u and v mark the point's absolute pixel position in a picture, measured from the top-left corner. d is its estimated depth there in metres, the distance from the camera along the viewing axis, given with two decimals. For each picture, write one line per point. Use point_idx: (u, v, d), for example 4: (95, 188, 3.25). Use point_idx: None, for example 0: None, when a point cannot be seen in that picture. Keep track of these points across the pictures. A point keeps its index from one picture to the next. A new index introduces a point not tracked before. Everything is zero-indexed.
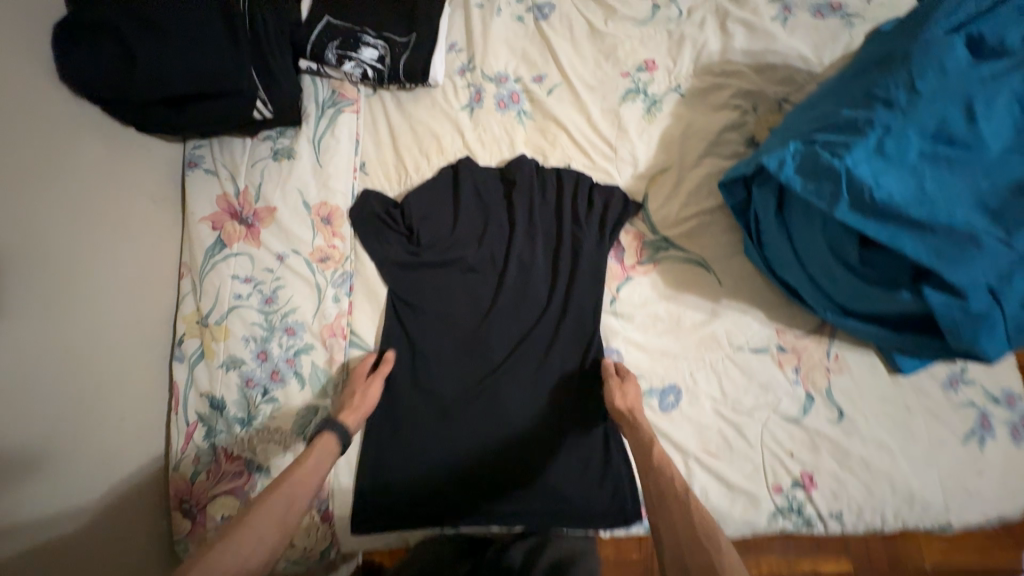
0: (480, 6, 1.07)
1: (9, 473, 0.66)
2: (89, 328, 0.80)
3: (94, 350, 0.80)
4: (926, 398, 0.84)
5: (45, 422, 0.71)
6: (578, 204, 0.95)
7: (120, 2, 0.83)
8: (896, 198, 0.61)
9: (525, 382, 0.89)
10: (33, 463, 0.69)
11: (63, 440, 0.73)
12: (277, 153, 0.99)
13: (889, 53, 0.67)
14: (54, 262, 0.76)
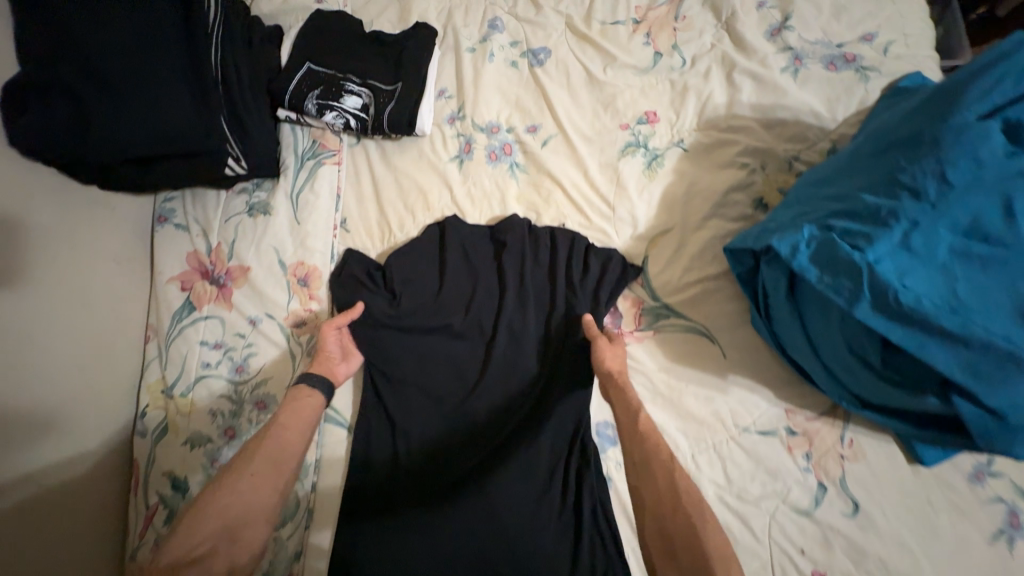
0: (471, 50, 1.01)
1: (22, 431, 0.70)
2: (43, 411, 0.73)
3: (48, 434, 0.73)
4: (949, 492, 0.77)
5: (54, 394, 0.75)
6: (573, 269, 0.88)
7: (64, 44, 0.72)
8: (925, 302, 0.55)
9: (515, 467, 0.80)
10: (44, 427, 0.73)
11: (68, 418, 0.76)
12: (253, 208, 0.93)
13: (915, 132, 0.60)
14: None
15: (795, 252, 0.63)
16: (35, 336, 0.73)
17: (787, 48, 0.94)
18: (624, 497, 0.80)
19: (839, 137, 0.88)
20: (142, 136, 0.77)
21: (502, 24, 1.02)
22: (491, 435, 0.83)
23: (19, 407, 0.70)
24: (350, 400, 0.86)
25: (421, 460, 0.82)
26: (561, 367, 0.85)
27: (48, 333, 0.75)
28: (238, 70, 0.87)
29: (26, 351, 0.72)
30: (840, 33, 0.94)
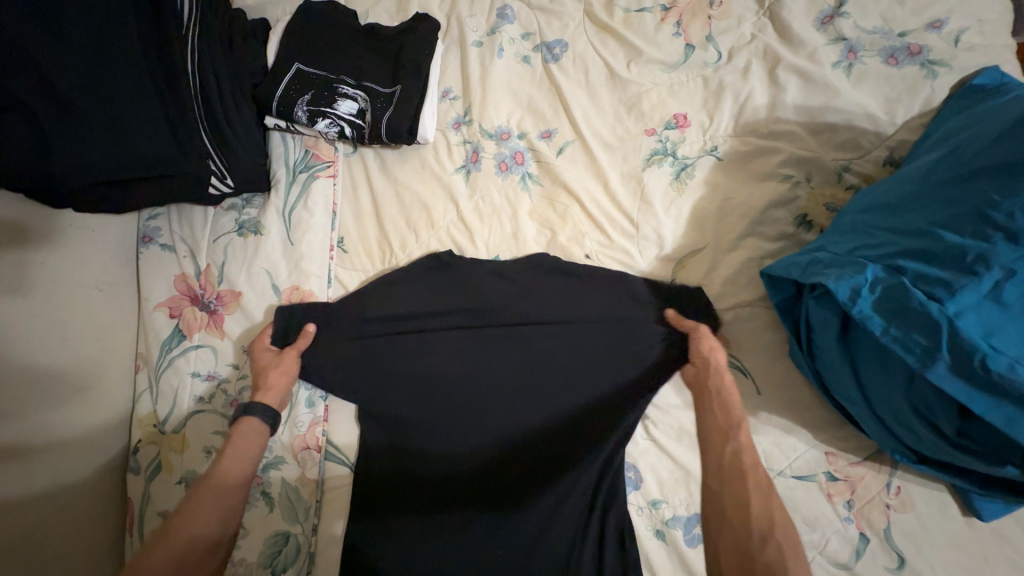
0: (479, 44, 0.90)
1: (58, 390, 0.73)
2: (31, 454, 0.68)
3: (40, 478, 0.69)
4: (1009, 548, 0.69)
5: (85, 360, 0.77)
6: (596, 300, 0.78)
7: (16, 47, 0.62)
8: (1019, 369, 0.46)
9: (529, 521, 0.73)
10: (80, 388, 0.76)
11: (97, 387, 0.79)
12: (242, 226, 0.86)
13: (1012, 156, 0.50)
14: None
15: (856, 296, 0.54)
16: (16, 377, 0.68)
17: (840, 39, 0.82)
18: (646, 544, 0.75)
19: (898, 143, 0.78)
20: (117, 161, 0.70)
21: (512, 13, 0.91)
22: (506, 481, 0.75)
23: (50, 369, 0.72)
24: (351, 437, 0.80)
25: (426, 497, 0.75)
26: (581, 407, 0.77)
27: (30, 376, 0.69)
28: (218, 75, 0.79)
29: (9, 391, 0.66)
30: (903, 19, 0.82)
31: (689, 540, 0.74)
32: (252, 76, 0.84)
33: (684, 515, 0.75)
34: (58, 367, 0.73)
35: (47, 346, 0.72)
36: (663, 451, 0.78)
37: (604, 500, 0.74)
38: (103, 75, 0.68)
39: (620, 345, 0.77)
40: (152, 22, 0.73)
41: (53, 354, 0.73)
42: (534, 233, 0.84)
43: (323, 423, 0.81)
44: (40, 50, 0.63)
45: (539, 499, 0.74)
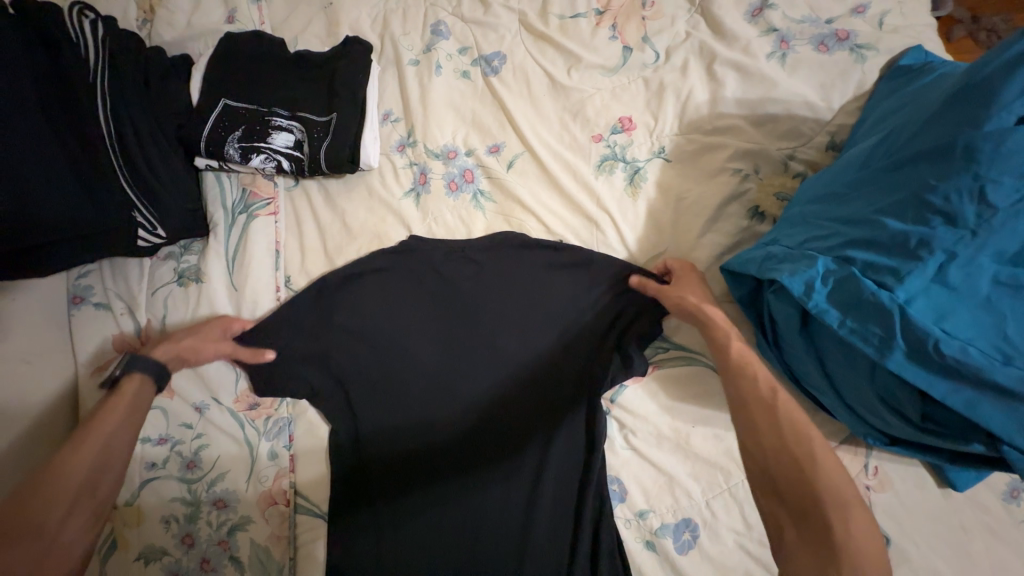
0: (415, 63, 0.87)
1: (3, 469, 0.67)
2: None
3: None
4: (985, 514, 0.72)
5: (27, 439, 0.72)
6: (559, 284, 0.80)
7: None
8: (973, 352, 0.46)
9: (507, 490, 0.77)
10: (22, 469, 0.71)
11: None
12: (183, 275, 0.81)
13: (944, 138, 0.50)
14: None
15: (810, 290, 0.54)
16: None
17: (771, 30, 0.83)
18: (636, 556, 0.75)
19: (839, 128, 0.79)
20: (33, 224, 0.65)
21: (446, 29, 0.89)
22: (482, 523, 0.76)
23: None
24: (322, 486, 0.77)
25: (401, 541, 0.75)
26: (557, 401, 0.79)
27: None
28: (133, 120, 0.73)
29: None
30: (829, 6, 0.83)
31: (679, 546, 0.74)
32: (176, 117, 0.78)
33: (672, 522, 0.75)
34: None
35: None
36: (644, 460, 0.77)
37: (595, 504, 0.76)
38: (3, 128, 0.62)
39: (586, 366, 0.79)
40: (50, 68, 0.68)
41: None
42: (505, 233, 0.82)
43: (290, 473, 0.77)
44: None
45: (522, 514, 0.76)
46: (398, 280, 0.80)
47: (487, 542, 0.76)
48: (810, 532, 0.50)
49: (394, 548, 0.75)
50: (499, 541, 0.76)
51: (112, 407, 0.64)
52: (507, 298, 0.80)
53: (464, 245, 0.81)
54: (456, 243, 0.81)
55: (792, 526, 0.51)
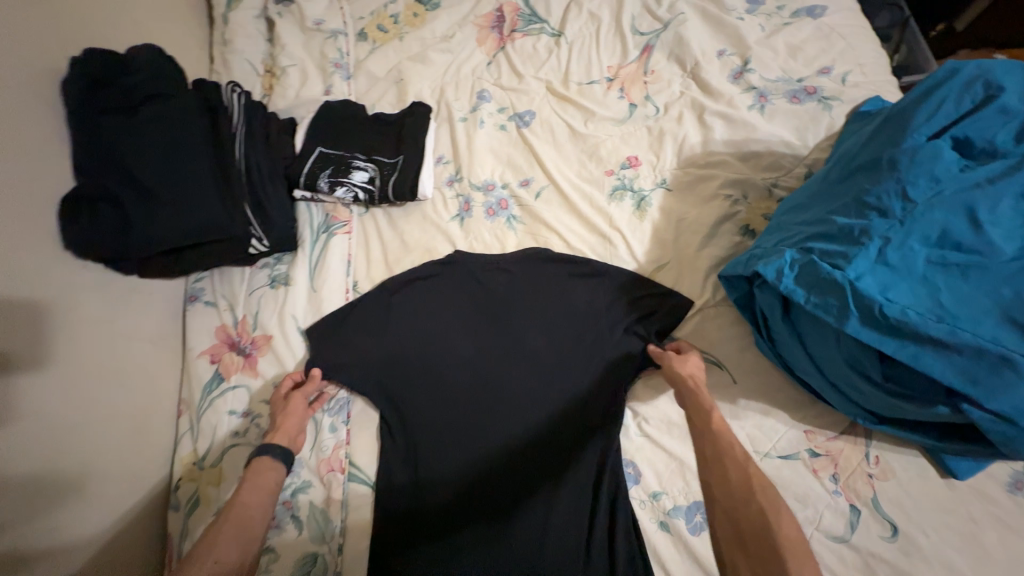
0: (463, 120, 1.11)
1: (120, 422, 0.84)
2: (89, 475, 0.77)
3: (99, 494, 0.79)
4: (991, 505, 0.75)
5: (141, 405, 0.88)
6: (577, 289, 0.95)
7: (141, 156, 0.85)
8: (911, 313, 0.56)
9: (531, 469, 0.87)
10: (137, 430, 0.87)
11: (149, 430, 0.89)
12: (275, 279, 1.01)
13: (875, 155, 0.65)
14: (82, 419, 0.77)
15: (780, 275, 0.65)
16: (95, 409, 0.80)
17: (750, 88, 1.02)
18: (651, 535, 0.81)
19: (814, 161, 0.95)
20: (189, 230, 0.88)
21: (488, 95, 1.13)
22: (511, 510, 0.84)
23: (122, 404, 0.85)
24: (373, 458, 0.89)
25: (440, 526, 0.84)
26: (577, 390, 0.90)
27: (73, 424, 0.76)
28: (258, 162, 0.99)
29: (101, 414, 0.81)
30: (798, 69, 1.03)
31: (691, 527, 0.80)
32: (284, 159, 1.03)
33: (683, 504, 0.82)
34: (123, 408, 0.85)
35: (86, 391, 0.79)
36: (657, 446, 0.86)
37: (611, 484, 0.84)
38: (180, 165, 0.89)
39: (604, 361, 0.90)
40: (211, 127, 0.96)
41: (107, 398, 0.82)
42: (534, 247, 0.99)
43: (346, 445, 0.90)
44: (116, 146, 0.84)
45: (545, 492, 0.85)
46: (445, 287, 0.97)
47: (512, 518, 0.84)
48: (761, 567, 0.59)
49: (430, 515, 0.85)
50: (523, 518, 0.84)
51: (247, 483, 0.76)
52: (533, 300, 0.95)
53: (500, 258, 0.98)
54: (493, 256, 0.99)
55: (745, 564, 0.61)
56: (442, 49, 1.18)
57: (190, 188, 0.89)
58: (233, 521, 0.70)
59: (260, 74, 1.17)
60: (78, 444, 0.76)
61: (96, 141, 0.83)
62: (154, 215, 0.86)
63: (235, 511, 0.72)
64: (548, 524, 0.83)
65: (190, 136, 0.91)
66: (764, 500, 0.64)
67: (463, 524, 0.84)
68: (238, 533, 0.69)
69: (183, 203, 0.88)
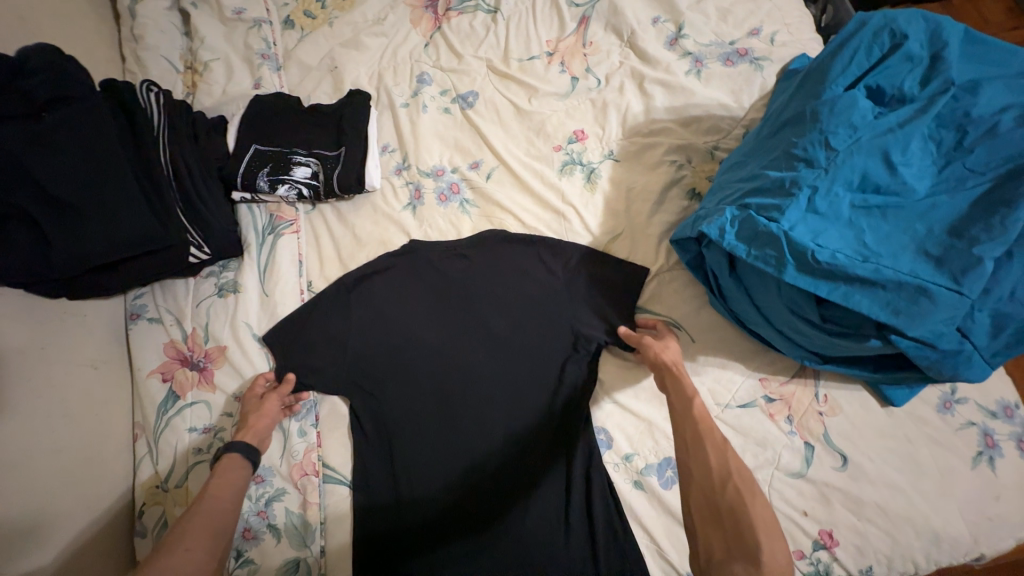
0: (405, 105, 1.08)
1: (70, 453, 0.79)
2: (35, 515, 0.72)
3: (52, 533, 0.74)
4: (925, 425, 0.82)
5: (90, 435, 0.83)
6: (536, 266, 0.95)
7: (51, 164, 0.78)
8: (840, 256, 0.60)
9: (508, 447, 0.88)
10: (90, 459, 0.82)
11: (103, 459, 0.84)
12: (222, 288, 0.96)
13: (800, 109, 0.68)
14: (18, 452, 0.72)
15: (723, 233, 0.67)
16: (33, 444, 0.74)
17: (686, 54, 1.04)
18: (628, 495, 0.84)
19: (750, 121, 0.98)
20: (118, 242, 0.82)
21: (429, 77, 1.10)
22: (492, 493, 0.86)
23: (69, 436, 0.80)
24: (347, 457, 0.88)
25: (424, 522, 0.85)
26: (546, 366, 0.91)
27: (10, 462, 0.71)
28: (188, 165, 0.93)
29: (39, 451, 0.75)
30: (730, 31, 1.05)
31: (663, 482, 0.84)
32: (217, 161, 0.98)
33: (655, 462, 0.85)
34: (69, 438, 0.80)
35: (22, 425, 0.74)
36: (625, 411, 0.89)
37: (586, 451, 0.87)
38: (99, 172, 0.82)
39: (570, 334, 0.91)
40: (130, 131, 0.89)
41: (47, 430, 0.77)
42: (490, 229, 0.98)
43: (317, 448, 0.88)
44: (21, 156, 0.77)
45: (522, 467, 0.87)
46: (403, 279, 0.96)
47: (493, 498, 0.86)
48: (735, 546, 0.59)
49: (411, 507, 0.85)
50: (504, 496, 0.86)
51: (214, 482, 0.74)
52: (494, 282, 0.95)
53: (457, 243, 0.97)
54: (450, 241, 0.97)
55: (720, 546, 0.60)
56: (375, 33, 1.14)
57: (114, 197, 0.82)
58: (202, 513, 0.69)
59: (181, 71, 1.09)
60: (18, 482, 0.71)
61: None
62: (76, 229, 0.79)
63: (205, 503, 0.71)
64: (528, 498, 0.85)
65: (109, 140, 0.84)
66: (741, 482, 0.64)
67: (444, 510, 0.85)
68: (207, 525, 0.68)
69: (107, 214, 0.81)
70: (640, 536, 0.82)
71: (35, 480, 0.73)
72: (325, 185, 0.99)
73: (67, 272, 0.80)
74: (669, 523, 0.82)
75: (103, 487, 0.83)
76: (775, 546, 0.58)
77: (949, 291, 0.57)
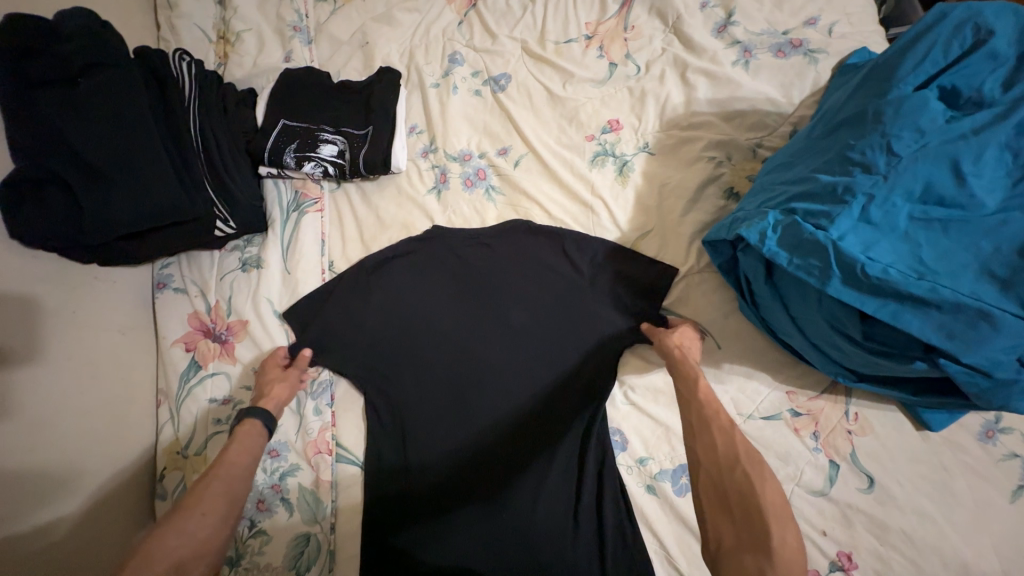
0: (436, 86, 1.05)
1: (98, 415, 0.82)
2: (63, 472, 0.75)
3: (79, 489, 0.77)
4: (963, 454, 0.77)
5: (116, 399, 0.85)
6: (560, 260, 0.92)
7: (86, 131, 0.79)
8: (892, 271, 0.56)
9: (520, 440, 0.87)
10: (117, 421, 0.85)
11: (129, 422, 0.87)
12: (246, 263, 0.96)
13: (862, 109, 0.63)
14: (49, 412, 0.75)
15: (763, 238, 0.63)
16: (64, 404, 0.77)
17: (735, 43, 0.97)
18: (639, 499, 0.83)
19: (799, 119, 0.92)
20: (147, 212, 0.83)
21: (461, 57, 1.07)
22: (503, 486, 0.86)
23: (99, 399, 0.83)
24: (360, 439, 0.89)
25: (433, 508, 0.85)
26: (564, 363, 0.89)
27: (41, 420, 0.73)
28: (217, 138, 0.92)
29: (69, 412, 0.77)
30: (785, 20, 0.98)
31: (677, 489, 0.82)
32: (245, 134, 0.97)
33: (670, 468, 0.83)
34: (97, 400, 0.82)
35: (53, 386, 0.76)
36: (642, 414, 0.87)
37: (599, 452, 0.85)
38: (131, 141, 0.82)
39: (590, 332, 0.89)
40: (162, 100, 0.89)
41: (77, 391, 0.79)
42: (515, 218, 0.96)
43: (332, 427, 0.89)
44: (58, 121, 0.77)
45: (535, 463, 0.86)
46: (425, 265, 0.94)
47: (503, 490, 0.85)
48: (744, 531, 0.58)
49: (420, 492, 0.86)
50: (512, 490, 0.85)
51: (235, 445, 0.76)
52: (515, 273, 0.93)
53: (480, 231, 0.95)
54: (473, 229, 0.96)
55: (730, 531, 0.59)
56: (409, 8, 1.10)
57: (144, 166, 0.83)
58: (221, 475, 0.71)
59: (212, 41, 1.08)
60: (49, 439, 0.74)
61: (30, 116, 0.76)
62: (107, 197, 0.80)
63: (222, 466, 0.72)
64: (538, 494, 0.85)
65: (142, 108, 0.84)
66: (750, 467, 0.63)
67: (454, 498, 0.85)
68: (228, 490, 0.70)
69: (137, 183, 0.82)
70: (649, 541, 0.81)
71: (66, 439, 0.76)
72: (351, 164, 0.97)
73: (98, 239, 0.81)
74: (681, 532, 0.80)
75: (127, 449, 0.86)
76: (787, 534, 0.57)
77: (1014, 318, 0.52)
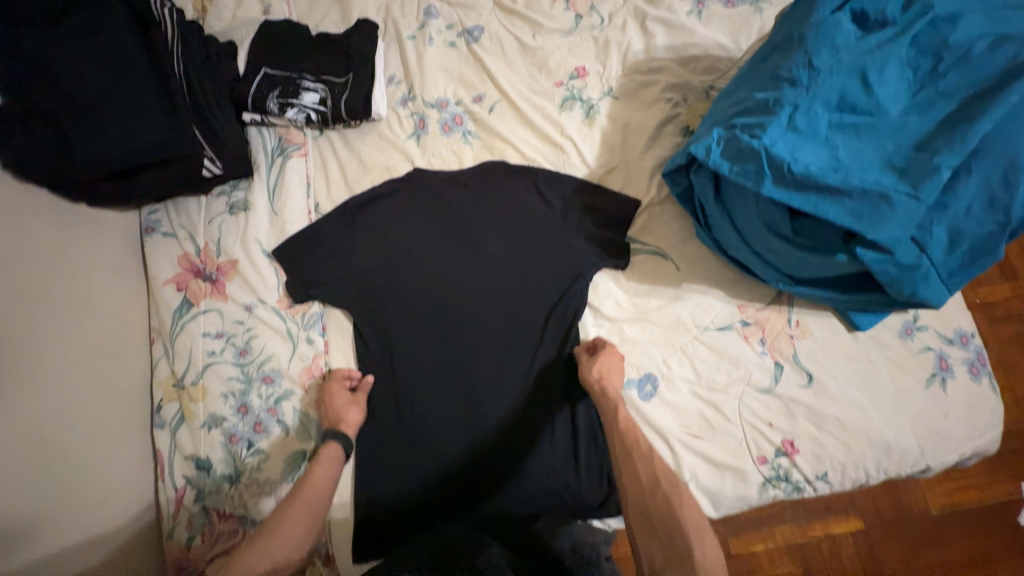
0: (412, 37, 1.10)
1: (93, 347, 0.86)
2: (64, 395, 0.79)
3: (80, 412, 0.81)
4: (887, 350, 0.89)
5: (110, 334, 0.89)
6: (534, 197, 0.99)
7: (72, 67, 0.82)
8: (812, 168, 0.65)
9: (499, 361, 0.94)
10: (113, 355, 0.89)
11: (123, 356, 0.91)
12: (233, 206, 1.00)
13: (789, 35, 0.72)
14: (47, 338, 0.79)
15: (709, 151, 0.71)
16: (59, 333, 0.81)
17: None
18: None
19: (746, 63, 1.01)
20: (136, 146, 0.86)
21: (435, 10, 1.12)
22: (485, 403, 0.92)
23: (93, 332, 0.86)
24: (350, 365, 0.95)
25: (422, 425, 0.92)
26: (539, 291, 0.96)
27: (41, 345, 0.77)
28: (201, 82, 0.96)
29: (65, 341, 0.81)
30: None
31: (642, 396, 0.90)
32: (228, 82, 1.01)
33: (636, 377, 0.91)
34: (92, 333, 0.86)
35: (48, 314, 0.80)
36: (612, 332, 0.94)
37: (572, 368, 0.94)
38: (117, 79, 0.85)
39: (563, 261, 0.96)
40: (144, 42, 0.91)
41: (72, 322, 0.83)
42: (490, 159, 1.03)
43: (325, 355, 0.95)
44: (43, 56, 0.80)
45: (514, 381, 0.93)
46: (407, 203, 1.00)
47: (486, 408, 0.92)
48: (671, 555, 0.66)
49: (409, 412, 0.92)
50: (494, 406, 0.92)
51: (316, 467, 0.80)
52: (493, 209, 0.99)
53: (458, 173, 1.01)
54: (451, 172, 1.02)
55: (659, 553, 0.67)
56: None
57: (132, 103, 0.86)
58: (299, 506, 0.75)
59: None
60: (49, 363, 0.78)
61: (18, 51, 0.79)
62: (95, 130, 0.83)
63: (305, 491, 0.77)
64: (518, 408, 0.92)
65: (126, 49, 0.87)
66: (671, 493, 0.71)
67: (440, 416, 0.92)
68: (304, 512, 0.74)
69: (125, 118, 0.85)
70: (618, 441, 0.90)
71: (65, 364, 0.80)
72: (332, 110, 1.02)
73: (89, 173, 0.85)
74: (647, 432, 0.88)
75: (123, 382, 0.89)
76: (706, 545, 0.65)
77: (909, 200, 0.62)
